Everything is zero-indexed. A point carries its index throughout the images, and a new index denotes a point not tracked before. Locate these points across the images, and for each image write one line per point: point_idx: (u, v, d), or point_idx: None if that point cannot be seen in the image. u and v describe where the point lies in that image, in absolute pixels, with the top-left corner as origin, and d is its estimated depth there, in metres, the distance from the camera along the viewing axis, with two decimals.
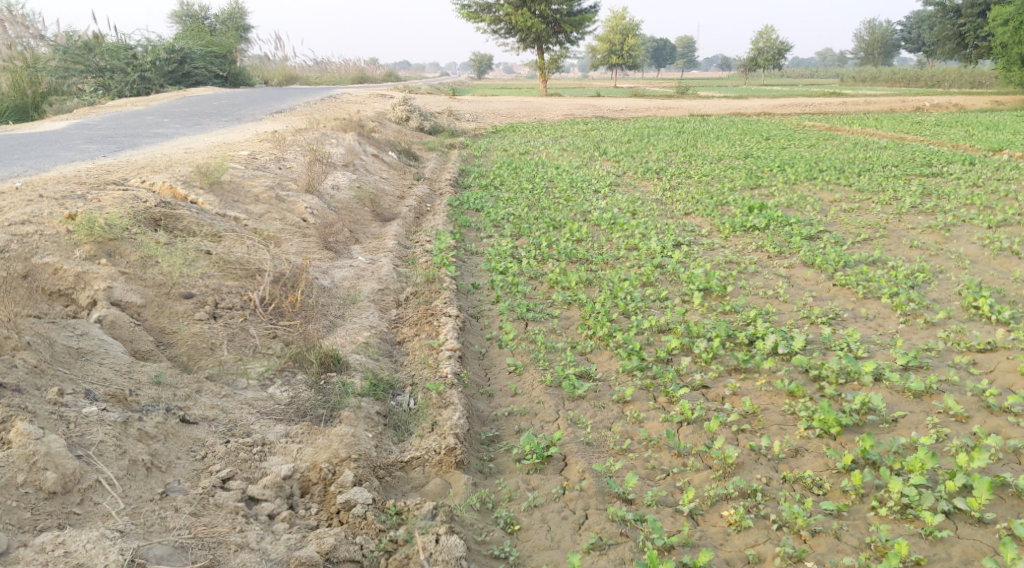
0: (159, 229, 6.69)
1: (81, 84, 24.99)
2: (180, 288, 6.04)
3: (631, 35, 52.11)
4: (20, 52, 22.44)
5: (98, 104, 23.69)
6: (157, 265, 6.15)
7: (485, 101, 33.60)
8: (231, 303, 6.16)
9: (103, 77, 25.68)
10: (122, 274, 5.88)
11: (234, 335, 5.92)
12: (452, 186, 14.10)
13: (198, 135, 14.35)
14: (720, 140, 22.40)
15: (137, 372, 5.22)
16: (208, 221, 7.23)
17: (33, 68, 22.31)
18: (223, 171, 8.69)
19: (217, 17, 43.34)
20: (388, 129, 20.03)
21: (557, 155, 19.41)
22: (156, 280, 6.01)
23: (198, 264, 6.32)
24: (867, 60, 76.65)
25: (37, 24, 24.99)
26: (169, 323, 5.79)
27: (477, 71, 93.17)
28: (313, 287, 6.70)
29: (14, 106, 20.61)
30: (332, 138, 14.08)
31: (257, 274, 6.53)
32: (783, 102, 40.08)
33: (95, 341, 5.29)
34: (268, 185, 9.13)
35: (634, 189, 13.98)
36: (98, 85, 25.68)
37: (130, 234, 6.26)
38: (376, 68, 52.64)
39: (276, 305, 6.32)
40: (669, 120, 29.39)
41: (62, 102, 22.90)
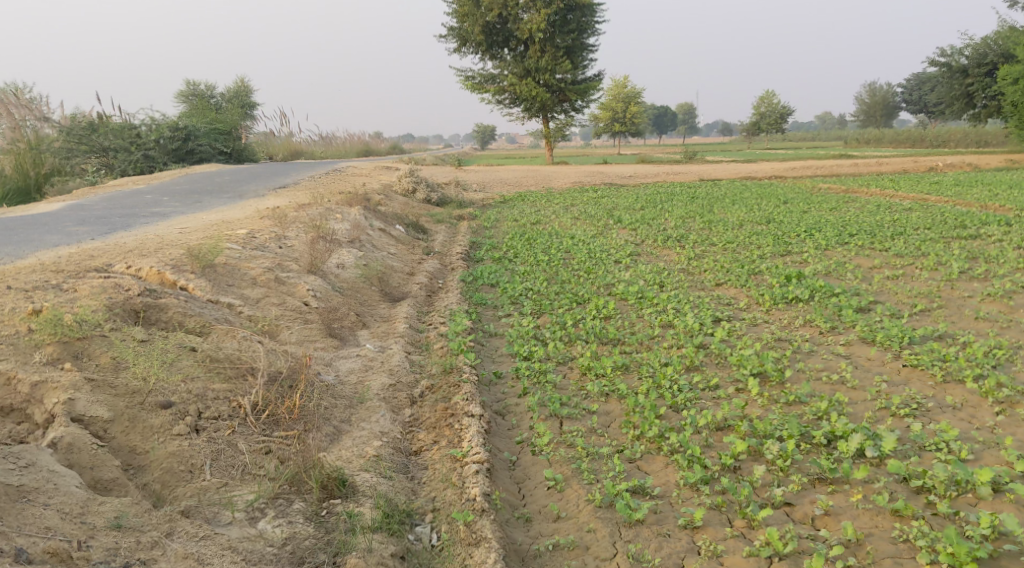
0: (138, 323, 5.96)
1: (83, 164, 24.61)
2: (157, 396, 5.31)
3: (633, 103, 52.30)
4: (22, 134, 22.20)
5: (100, 184, 23.26)
6: (130, 368, 5.42)
7: (492, 171, 33.20)
8: (217, 413, 5.42)
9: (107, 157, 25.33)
10: (88, 383, 5.19)
11: (219, 454, 5.20)
12: (463, 260, 13.37)
13: (197, 214, 13.74)
14: (737, 205, 21.74)
15: (91, 516, 4.53)
16: (197, 311, 6.49)
17: (36, 150, 22.03)
18: (216, 253, 7.95)
19: (222, 95, 43.47)
20: (394, 201, 19.43)
21: (570, 224, 18.74)
22: (129, 386, 5.29)
23: (181, 362, 5.58)
24: (869, 122, 76.87)
25: (42, 107, 24.84)
26: (142, 441, 5.09)
27: (481, 142, 93.90)
28: (315, 388, 5.90)
29: (16, 189, 20.38)
30: (337, 213, 13.41)
31: (249, 374, 5.77)
32: (791, 165, 39.65)
33: (43, 474, 4.63)
34: (267, 266, 8.38)
35: (657, 258, 13.22)
36: (101, 165, 25.35)
37: (102, 331, 5.57)
38: (382, 142, 52.73)
39: (270, 412, 5.56)
40: (679, 186, 28.87)
41: (64, 183, 22.52)
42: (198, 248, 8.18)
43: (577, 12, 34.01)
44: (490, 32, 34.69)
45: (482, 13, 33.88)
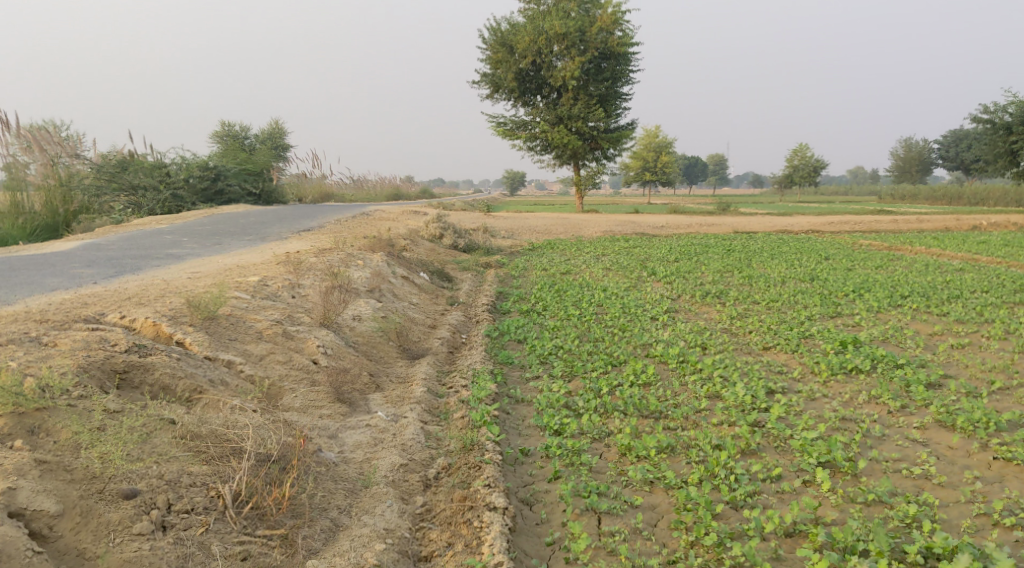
0: (114, 388, 5.42)
1: (112, 202, 24.37)
2: (119, 483, 4.85)
3: (664, 152, 51.78)
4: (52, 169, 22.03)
5: (126, 222, 22.94)
6: (92, 447, 4.96)
7: (522, 218, 32.62)
8: (188, 505, 4.91)
9: (135, 195, 25.05)
10: (37, 467, 4.73)
11: (185, 559, 4.70)
12: (489, 311, 12.61)
13: (214, 256, 13.19)
14: (776, 260, 20.86)
15: None
16: (188, 370, 5.86)
17: (66, 186, 21.87)
18: (219, 303, 7.26)
19: (256, 136, 43.59)
20: (420, 247, 18.82)
21: (602, 275, 18.00)
22: (87, 471, 4.85)
23: (155, 441, 5.13)
24: (904, 177, 75.70)
25: (74, 144, 24.71)
26: (94, 542, 4.63)
27: (511, 188, 93.80)
28: (310, 474, 5.34)
29: (45, 225, 20.27)
30: (359, 260, 12.78)
31: (233, 455, 5.24)
32: (828, 219, 38.70)
33: None
34: (275, 318, 7.66)
35: (696, 316, 12.41)
36: (129, 203, 25.07)
37: (66, 400, 5.14)
38: (411, 186, 52.47)
39: (253, 505, 5.02)
40: (714, 238, 28.03)
41: (91, 220, 22.25)
42: (201, 297, 7.53)
43: (611, 61, 33.67)
44: (523, 79, 34.42)
45: (516, 59, 33.65)
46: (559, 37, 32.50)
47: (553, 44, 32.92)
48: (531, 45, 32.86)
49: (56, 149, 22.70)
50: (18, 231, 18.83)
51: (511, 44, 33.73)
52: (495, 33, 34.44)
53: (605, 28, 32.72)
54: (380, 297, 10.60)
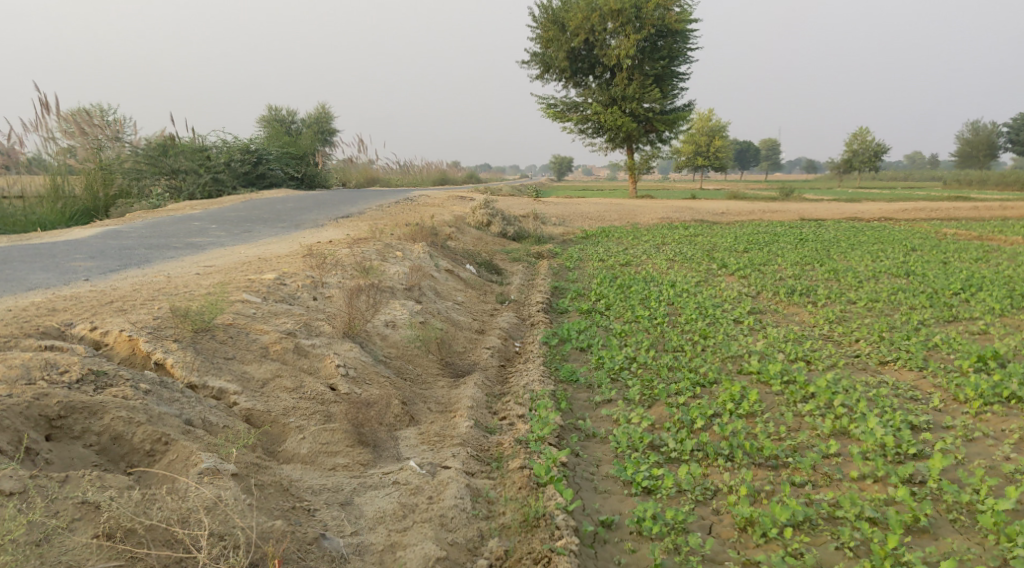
0: (35, 448, 4.19)
1: (151, 186, 23.24)
2: None
3: (719, 136, 49.62)
4: (93, 153, 21.07)
5: (163, 206, 21.79)
6: None
7: (574, 204, 30.87)
8: None
9: (175, 179, 23.90)
10: None
11: None
12: (544, 311, 10.99)
13: (237, 246, 11.84)
14: (858, 252, 18.85)
15: None
16: (153, 412, 4.60)
17: (106, 170, 20.91)
18: (214, 312, 5.80)
19: (302, 120, 42.51)
20: (465, 235, 17.27)
21: (667, 267, 16.25)
22: None
23: (64, 544, 3.85)
24: (969, 163, 72.03)
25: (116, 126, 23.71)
26: None
27: (557, 173, 92.11)
28: None
29: (85, 209, 19.20)
30: (397, 252, 11.26)
31: None
32: (900, 206, 36.15)
33: None
34: (286, 329, 6.15)
35: (786, 321, 10.68)
36: (169, 187, 23.96)
37: None
38: (458, 171, 50.96)
39: None
40: (782, 226, 25.98)
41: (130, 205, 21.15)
42: (195, 305, 6.08)
43: (669, 38, 31.66)
44: (575, 59, 32.62)
45: (567, 37, 31.94)
46: (613, 13, 30.60)
47: (607, 20, 31.02)
48: (583, 22, 31.05)
49: (95, 131, 21.66)
50: (56, 216, 17.78)
51: (563, 21, 32.00)
52: (546, 11, 32.76)
53: (663, 5, 30.57)
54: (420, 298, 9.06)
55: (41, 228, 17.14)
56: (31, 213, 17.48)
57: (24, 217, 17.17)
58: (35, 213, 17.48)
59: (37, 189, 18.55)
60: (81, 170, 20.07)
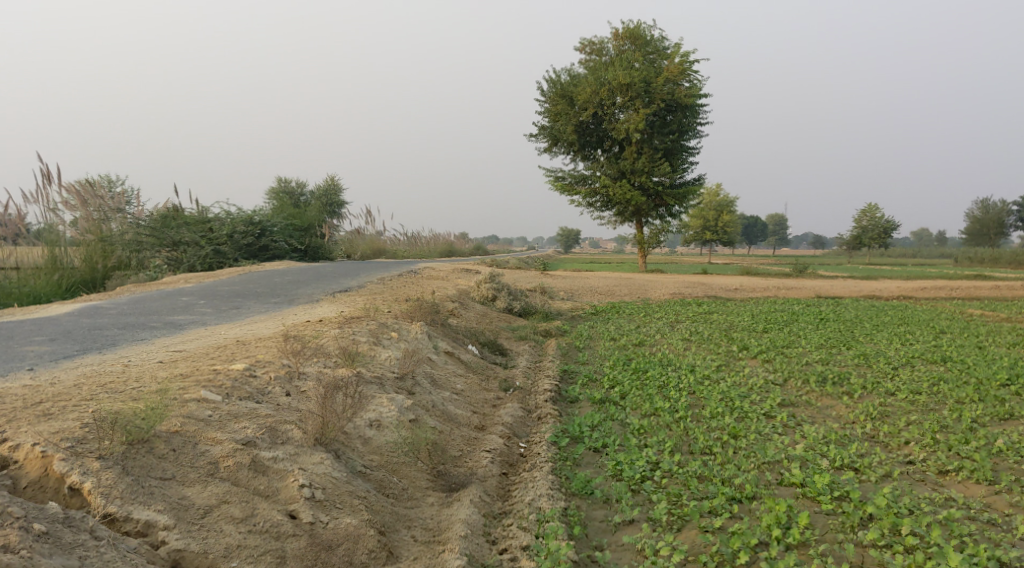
0: None
1: (150, 258, 22.44)
2: None
3: (727, 211, 49.15)
4: (93, 224, 20.39)
5: (159, 279, 20.96)
6: None
7: (583, 278, 30.01)
8: None
9: (175, 250, 23.12)
10: None
11: None
12: (552, 401, 9.90)
13: (219, 325, 10.96)
14: (883, 334, 17.84)
15: None
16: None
17: (105, 241, 20.19)
18: (151, 423, 5.09)
19: (311, 192, 42.12)
20: (468, 312, 16.32)
21: (683, 349, 15.21)
22: None
23: None
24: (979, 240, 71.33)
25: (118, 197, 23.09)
26: None
27: (564, 246, 91.66)
28: None
29: (82, 281, 18.44)
30: (392, 333, 10.26)
31: None
32: (917, 284, 35.20)
33: None
34: (239, 442, 5.31)
35: (822, 416, 9.61)
36: (169, 259, 23.19)
37: None
38: (466, 243, 50.26)
39: None
40: (799, 304, 25.00)
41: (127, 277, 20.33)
42: (132, 410, 5.22)
43: (678, 113, 31.25)
44: (583, 132, 32.20)
45: (576, 111, 31.60)
46: (622, 87, 30.24)
47: (616, 95, 30.70)
48: (592, 96, 30.76)
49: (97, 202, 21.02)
50: (50, 289, 17.01)
51: (571, 95, 31.68)
52: (555, 84, 32.52)
53: (672, 78, 30.55)
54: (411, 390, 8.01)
55: (30, 301, 16.32)
56: (21, 285, 16.70)
57: (13, 290, 16.37)
58: (28, 285, 16.73)
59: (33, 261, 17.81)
60: (80, 241, 19.37)
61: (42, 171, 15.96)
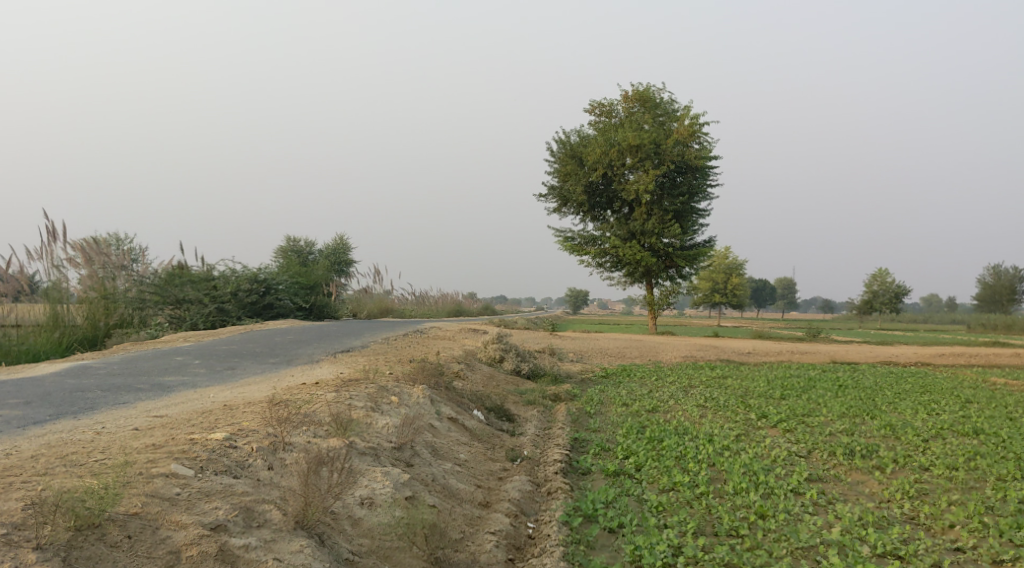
0: None
1: (153, 315, 21.98)
2: None
3: (737, 274, 48.64)
4: (98, 280, 20.00)
5: (159, 336, 20.46)
6: None
7: (592, 340, 29.39)
8: None
9: (179, 308, 22.65)
10: None
11: None
12: (562, 473, 9.18)
13: (210, 387, 10.41)
14: (906, 402, 17.11)
15: None
16: None
17: (109, 298, 19.76)
18: (103, 507, 4.87)
19: (320, 250, 41.84)
20: (474, 374, 15.68)
21: (699, 416, 14.49)
22: None
23: None
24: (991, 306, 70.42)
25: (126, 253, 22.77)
26: None
27: (572, 306, 91.00)
28: None
29: (83, 338, 17.99)
30: (392, 398, 9.62)
31: None
32: (935, 350, 34.39)
33: None
34: (205, 526, 5.04)
35: (854, 493, 8.93)
36: (172, 317, 22.71)
37: None
38: (474, 303, 49.71)
39: None
40: (815, 370, 24.26)
41: (128, 335, 19.84)
42: (85, 490, 4.99)
43: (688, 174, 30.95)
44: (593, 193, 31.94)
45: (585, 171, 31.43)
46: (632, 148, 30.15)
47: (626, 156, 30.56)
48: (602, 157, 30.63)
49: (104, 259, 20.66)
50: (50, 346, 16.60)
51: (581, 156, 31.57)
52: (565, 145, 32.41)
53: (681, 140, 30.30)
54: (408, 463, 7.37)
55: (28, 359, 15.91)
56: (19, 343, 16.27)
57: (10, 347, 15.96)
58: (26, 343, 16.30)
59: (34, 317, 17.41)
60: (83, 297, 18.99)
61: (49, 228, 15.51)
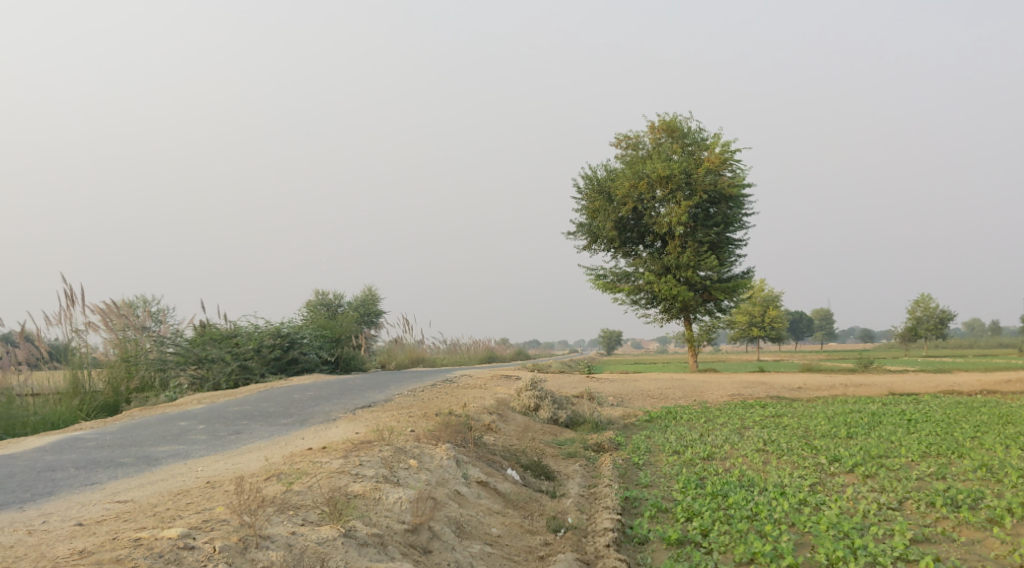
0: None
1: (176, 377, 20.74)
2: None
3: (774, 306, 46.81)
4: (123, 344, 18.92)
5: (180, 398, 19.15)
6: None
7: (631, 380, 27.68)
8: None
9: (201, 367, 21.36)
10: None
11: None
12: (616, 547, 7.67)
13: (201, 457, 9.09)
14: (989, 437, 15.26)
15: None
16: None
17: (131, 361, 18.64)
18: None
19: (349, 302, 40.78)
20: (507, 426, 14.10)
21: (761, 464, 12.78)
22: None
23: None
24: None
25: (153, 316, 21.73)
26: None
27: (607, 347, 89.06)
28: None
29: (105, 404, 16.91)
30: (410, 462, 8.17)
31: None
32: (998, 375, 32.08)
33: None
34: None
35: (976, 559, 7.36)
36: (194, 377, 21.43)
37: None
38: (506, 348, 48.15)
39: None
40: (876, 403, 22.36)
41: (151, 397, 18.62)
42: None
43: (721, 205, 29.45)
44: (623, 228, 30.55)
45: (615, 206, 30.09)
46: (662, 179, 28.82)
47: (656, 188, 29.22)
48: (631, 190, 29.30)
49: (126, 322, 19.49)
50: (68, 414, 15.44)
51: (610, 191, 30.31)
52: (592, 180, 31.18)
53: (713, 169, 28.88)
54: (424, 554, 6.02)
55: (43, 430, 14.73)
56: (32, 413, 15.11)
57: (20, 417, 14.83)
58: (39, 413, 15.17)
59: (56, 384, 16.39)
60: (106, 361, 17.95)
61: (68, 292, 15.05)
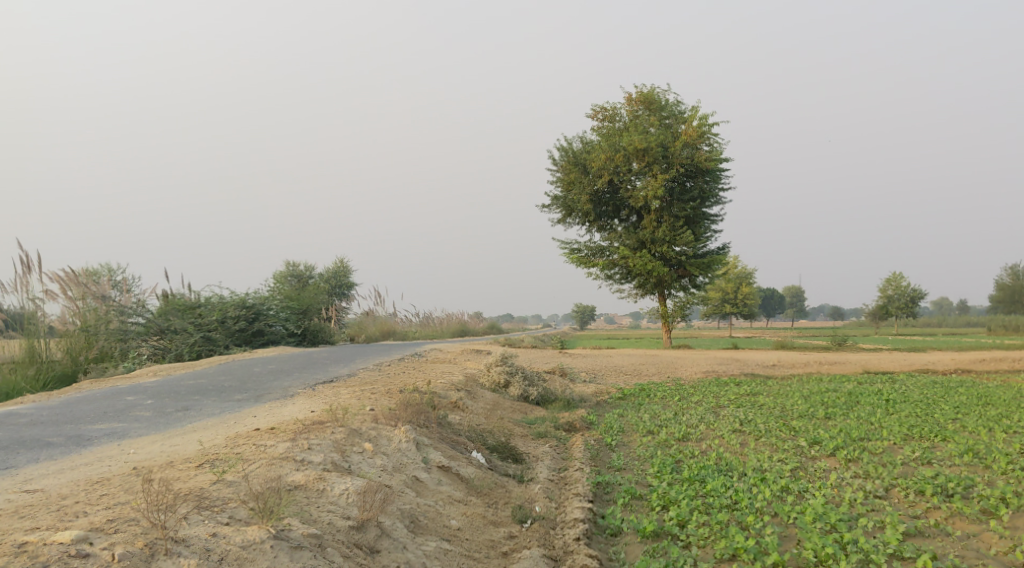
0: None
1: (137, 348, 19.71)
2: None
3: (746, 283, 46.54)
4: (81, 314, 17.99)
5: (138, 370, 18.22)
6: None
7: (604, 356, 27.13)
8: None
9: (162, 338, 20.33)
10: None
11: None
12: (587, 540, 7.08)
13: (140, 437, 8.36)
14: (970, 419, 14.81)
15: None
16: None
17: (90, 332, 17.67)
18: None
19: (320, 274, 39.78)
20: (475, 404, 13.45)
21: (739, 446, 12.23)
22: None
23: None
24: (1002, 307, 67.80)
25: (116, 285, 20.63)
26: None
27: (582, 322, 88.64)
28: None
29: (63, 375, 15.99)
30: (364, 445, 7.47)
31: None
32: (971, 355, 31.90)
33: None
34: None
35: (974, 557, 6.89)
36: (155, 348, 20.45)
37: None
38: (480, 322, 47.44)
39: None
40: (851, 382, 21.96)
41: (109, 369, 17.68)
42: None
43: (698, 179, 28.76)
44: (598, 202, 29.87)
45: (590, 179, 29.38)
46: (638, 152, 28.12)
47: (632, 161, 28.54)
48: (607, 163, 28.60)
49: (85, 290, 18.49)
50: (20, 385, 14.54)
51: (585, 163, 29.53)
52: (567, 152, 30.39)
53: (690, 143, 28.10)
54: (370, 555, 5.64)
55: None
56: None
57: None
58: None
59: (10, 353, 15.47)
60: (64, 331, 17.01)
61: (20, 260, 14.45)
